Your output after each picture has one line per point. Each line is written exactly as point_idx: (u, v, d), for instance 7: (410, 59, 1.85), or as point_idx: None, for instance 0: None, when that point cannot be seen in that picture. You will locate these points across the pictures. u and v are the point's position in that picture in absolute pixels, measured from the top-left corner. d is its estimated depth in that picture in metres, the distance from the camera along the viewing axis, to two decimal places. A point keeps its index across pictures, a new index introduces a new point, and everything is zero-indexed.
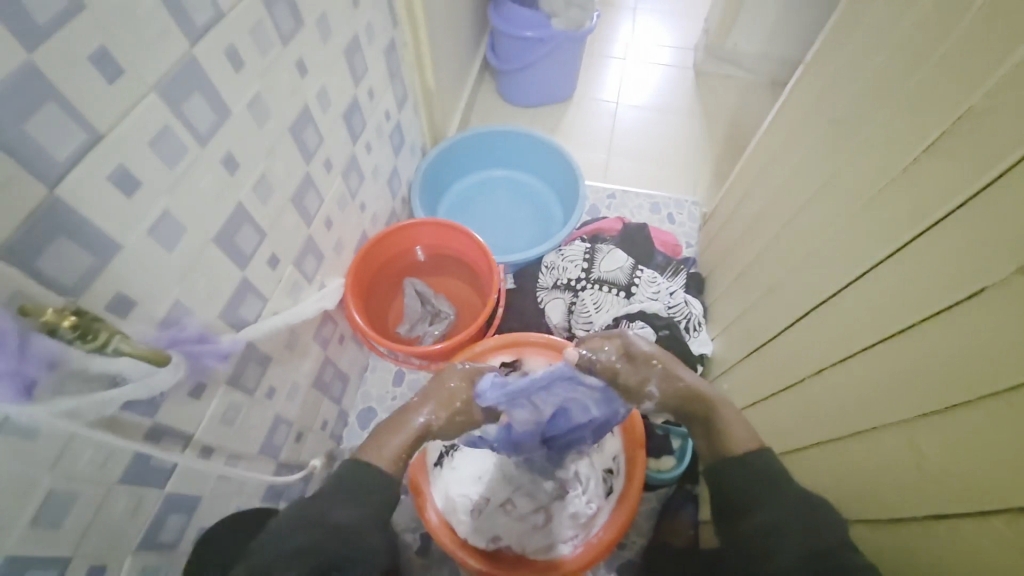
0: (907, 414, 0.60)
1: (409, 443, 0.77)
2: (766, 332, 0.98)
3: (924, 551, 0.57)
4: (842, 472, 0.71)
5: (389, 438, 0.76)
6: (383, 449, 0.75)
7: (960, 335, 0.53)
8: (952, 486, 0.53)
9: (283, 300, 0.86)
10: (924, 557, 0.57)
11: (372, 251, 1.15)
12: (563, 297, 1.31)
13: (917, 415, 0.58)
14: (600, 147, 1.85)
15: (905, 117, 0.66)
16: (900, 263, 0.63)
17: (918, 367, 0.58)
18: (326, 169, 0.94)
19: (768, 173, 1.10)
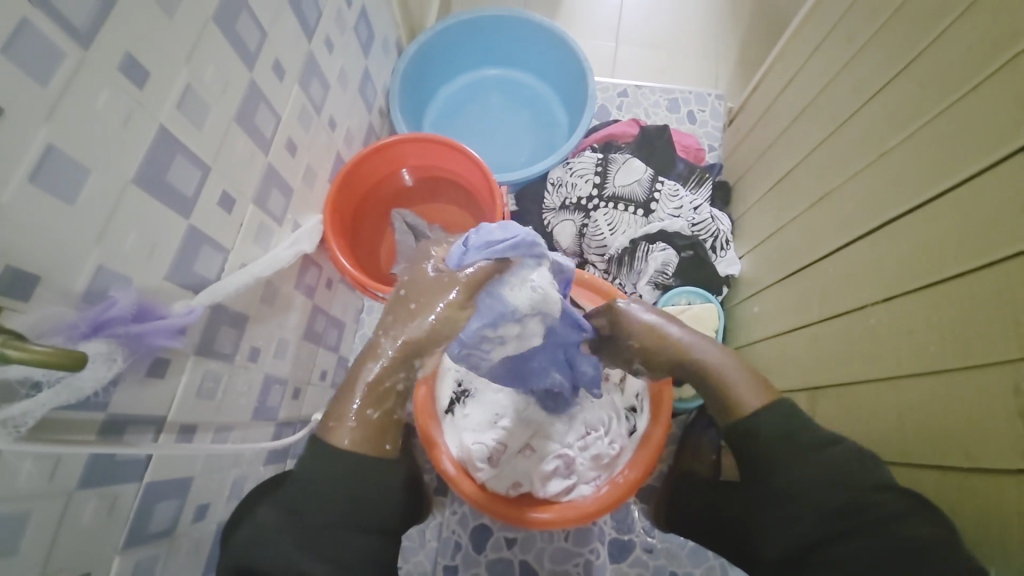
0: (1001, 354, 0.49)
1: (368, 397, 0.63)
2: (803, 253, 0.86)
3: (995, 502, 0.50)
4: (877, 412, 0.65)
5: (346, 395, 0.63)
6: (341, 413, 0.62)
7: None
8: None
9: (249, 249, 0.72)
10: (993, 508, 0.50)
11: (349, 178, 0.97)
12: (574, 219, 1.15)
13: (1013, 357, 0.48)
14: (609, 32, 1.55)
15: None
16: (1009, 173, 0.50)
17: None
18: (277, 76, 0.73)
19: (831, 51, 0.89)
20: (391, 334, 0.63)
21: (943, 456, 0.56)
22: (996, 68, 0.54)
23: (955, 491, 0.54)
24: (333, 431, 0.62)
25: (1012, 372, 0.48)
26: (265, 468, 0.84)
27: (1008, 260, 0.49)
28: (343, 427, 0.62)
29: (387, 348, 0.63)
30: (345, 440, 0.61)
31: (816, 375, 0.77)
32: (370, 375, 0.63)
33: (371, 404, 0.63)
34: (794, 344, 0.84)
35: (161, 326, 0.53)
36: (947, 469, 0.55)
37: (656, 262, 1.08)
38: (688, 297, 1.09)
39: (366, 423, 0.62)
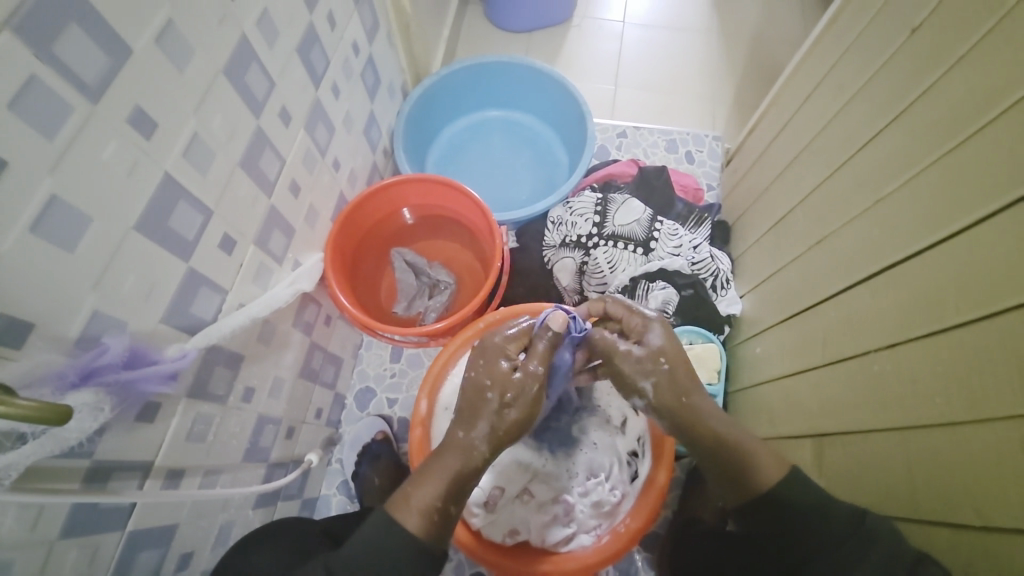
0: (1009, 407, 0.48)
1: (446, 491, 0.59)
2: (805, 294, 0.85)
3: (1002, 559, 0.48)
4: (887, 464, 0.62)
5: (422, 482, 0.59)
6: (414, 501, 0.58)
7: None
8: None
9: (248, 289, 0.72)
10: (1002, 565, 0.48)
11: (349, 218, 0.98)
12: (574, 257, 1.16)
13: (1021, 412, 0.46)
14: (607, 76, 1.61)
15: (1016, 50, 0.53)
16: (1008, 224, 0.50)
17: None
18: (283, 122, 0.76)
19: (824, 98, 0.91)
20: (471, 425, 0.62)
21: (953, 511, 0.53)
22: (987, 121, 0.56)
23: (969, 549, 0.52)
24: (401, 517, 0.57)
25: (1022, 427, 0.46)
26: (254, 513, 0.81)
27: (1010, 311, 0.48)
28: (414, 513, 0.57)
29: (476, 442, 0.61)
30: (416, 527, 0.57)
31: (821, 421, 0.75)
32: (452, 467, 0.60)
33: (455, 501, 0.60)
34: (799, 388, 0.82)
35: (154, 372, 0.53)
36: (960, 528, 0.53)
37: (656, 301, 1.09)
38: (688, 336, 1.09)
39: (443, 519, 0.58)
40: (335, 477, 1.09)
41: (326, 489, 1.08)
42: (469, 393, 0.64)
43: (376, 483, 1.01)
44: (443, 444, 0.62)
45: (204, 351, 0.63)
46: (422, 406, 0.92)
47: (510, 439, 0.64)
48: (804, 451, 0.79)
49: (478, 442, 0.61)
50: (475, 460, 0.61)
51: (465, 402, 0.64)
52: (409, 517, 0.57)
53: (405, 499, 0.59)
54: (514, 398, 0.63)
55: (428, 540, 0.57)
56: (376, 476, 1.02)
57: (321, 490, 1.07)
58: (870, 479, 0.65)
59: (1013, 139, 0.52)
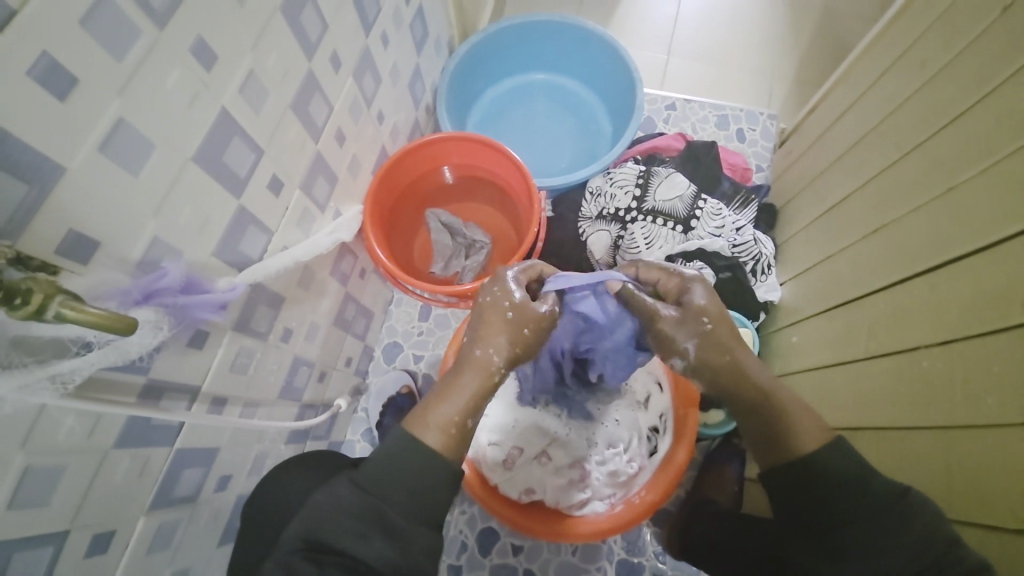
0: None
1: (467, 407, 0.60)
2: (854, 285, 0.81)
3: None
4: (922, 463, 0.60)
5: (441, 399, 0.61)
6: (434, 416, 0.59)
7: None
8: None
9: (292, 234, 0.74)
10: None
11: (389, 173, 0.98)
12: (609, 230, 1.14)
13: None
14: (661, 44, 1.53)
15: None
16: None
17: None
18: (334, 68, 0.75)
19: (902, 74, 0.84)
20: (491, 343, 0.62)
21: (986, 509, 0.52)
22: None
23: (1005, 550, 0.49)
24: (423, 432, 0.58)
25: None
26: (286, 447, 0.86)
27: None
28: (433, 428, 0.59)
29: (493, 358, 0.62)
30: (433, 443, 0.58)
31: (854, 414, 0.73)
32: (470, 386, 0.61)
33: (472, 416, 0.61)
34: (832, 380, 0.80)
35: (206, 299, 0.55)
36: (993, 527, 0.51)
37: None
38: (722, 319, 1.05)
39: (461, 432, 0.60)
40: (360, 424, 1.13)
41: (351, 435, 1.12)
42: (486, 313, 0.64)
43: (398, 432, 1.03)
44: (463, 363, 0.63)
45: (249, 288, 0.65)
46: (450, 361, 0.94)
47: (523, 357, 0.65)
48: None
49: (494, 357, 0.62)
50: (494, 376, 0.62)
51: (482, 319, 0.64)
52: (429, 432, 0.58)
53: (426, 412, 0.60)
54: (532, 322, 0.64)
55: (451, 456, 0.58)
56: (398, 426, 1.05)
57: (346, 436, 1.12)
58: (907, 475, 0.63)
59: None
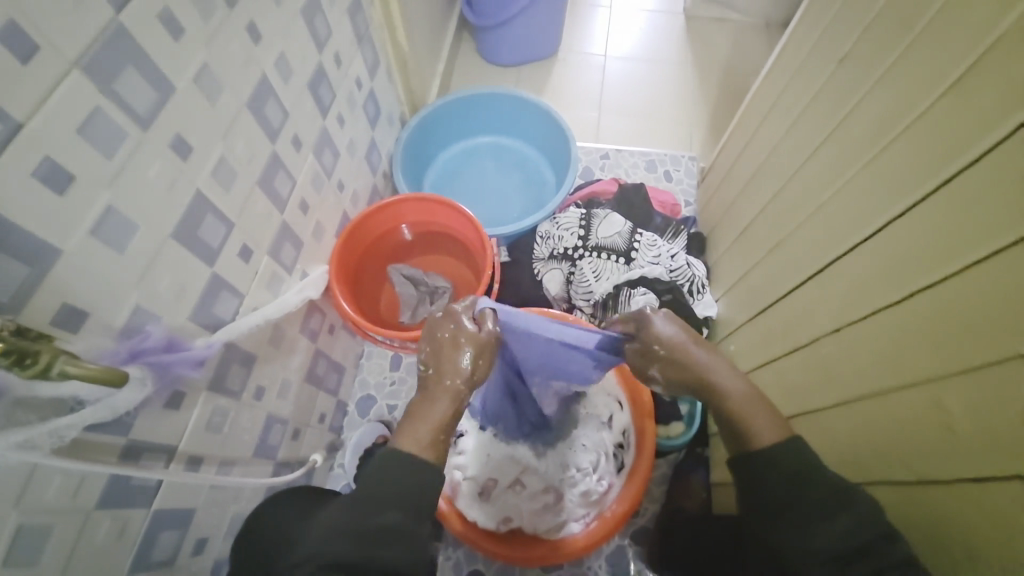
0: (936, 370, 0.53)
1: (445, 420, 0.65)
2: (771, 291, 0.92)
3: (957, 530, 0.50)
4: (845, 436, 0.67)
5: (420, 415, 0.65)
6: (420, 432, 0.64)
7: (963, 297, 0.50)
8: (968, 446, 0.49)
9: (263, 296, 0.81)
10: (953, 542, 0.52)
11: (354, 233, 1.08)
12: (561, 267, 1.26)
13: (938, 376, 0.52)
14: (591, 105, 1.74)
15: (920, 62, 0.60)
16: (929, 209, 0.57)
17: (946, 321, 0.52)
18: (295, 147, 0.86)
19: (776, 115, 1.00)
20: (454, 372, 0.67)
21: (889, 470, 0.59)
22: (902, 127, 0.62)
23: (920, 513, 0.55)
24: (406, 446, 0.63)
25: (938, 390, 0.52)
26: None
27: (937, 284, 0.54)
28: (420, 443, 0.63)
29: (461, 385, 0.67)
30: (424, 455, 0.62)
31: (788, 406, 0.81)
32: (445, 409, 0.66)
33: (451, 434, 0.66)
34: (767, 378, 0.88)
35: (185, 356, 0.60)
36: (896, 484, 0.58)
37: (638, 306, 1.17)
38: None
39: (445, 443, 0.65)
40: (337, 481, 1.14)
41: None
42: (443, 346, 0.70)
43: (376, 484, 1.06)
44: (433, 389, 0.67)
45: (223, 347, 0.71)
46: None
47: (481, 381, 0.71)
48: None
49: (463, 385, 0.67)
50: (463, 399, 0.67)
51: (434, 348, 0.70)
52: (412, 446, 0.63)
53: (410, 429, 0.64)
54: (483, 351, 0.70)
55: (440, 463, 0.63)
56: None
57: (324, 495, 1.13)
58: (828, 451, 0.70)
59: (927, 141, 0.58)
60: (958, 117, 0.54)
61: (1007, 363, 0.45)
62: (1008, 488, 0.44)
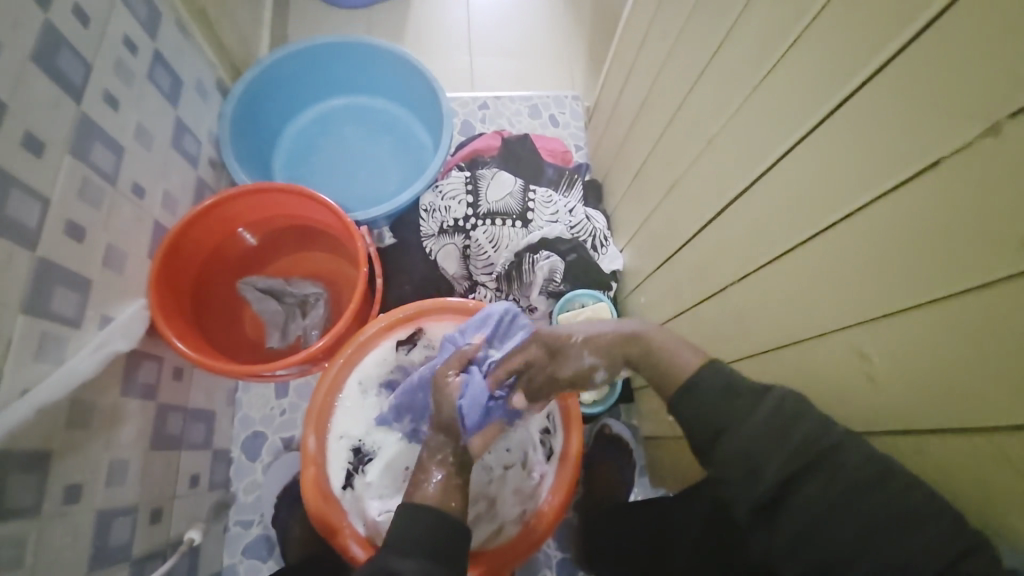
0: (852, 316, 0.51)
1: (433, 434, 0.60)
2: (675, 238, 0.87)
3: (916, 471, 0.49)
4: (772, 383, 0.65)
5: None
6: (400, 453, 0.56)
7: (877, 236, 0.47)
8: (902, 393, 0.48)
9: (33, 371, 0.58)
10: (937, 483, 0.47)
11: (174, 251, 0.83)
12: (455, 241, 1.11)
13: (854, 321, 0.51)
14: (459, 47, 1.53)
15: None
16: (818, 139, 0.52)
17: (857, 259, 0.49)
18: (27, 154, 0.60)
19: (652, 45, 0.91)
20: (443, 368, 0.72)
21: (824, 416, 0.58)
22: (783, 49, 0.56)
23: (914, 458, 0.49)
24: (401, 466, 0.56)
25: (862, 335, 0.50)
26: None
27: (846, 220, 0.50)
28: None
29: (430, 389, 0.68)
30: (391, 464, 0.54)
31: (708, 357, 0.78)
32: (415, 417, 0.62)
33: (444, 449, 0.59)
34: (686, 329, 0.86)
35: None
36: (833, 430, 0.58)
37: (543, 272, 1.08)
38: (581, 299, 1.09)
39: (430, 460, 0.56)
40: (238, 540, 0.97)
41: (231, 557, 0.96)
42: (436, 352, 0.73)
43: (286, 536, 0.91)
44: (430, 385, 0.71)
45: None
46: (311, 443, 0.80)
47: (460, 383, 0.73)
48: None
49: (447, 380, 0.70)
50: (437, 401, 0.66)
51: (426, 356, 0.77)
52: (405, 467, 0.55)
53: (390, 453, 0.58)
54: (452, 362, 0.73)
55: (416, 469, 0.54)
56: (295, 524, 0.92)
57: (224, 561, 0.95)
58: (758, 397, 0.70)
59: (810, 61, 0.52)
60: (840, 33, 0.48)
61: (940, 304, 0.42)
62: (967, 436, 0.43)
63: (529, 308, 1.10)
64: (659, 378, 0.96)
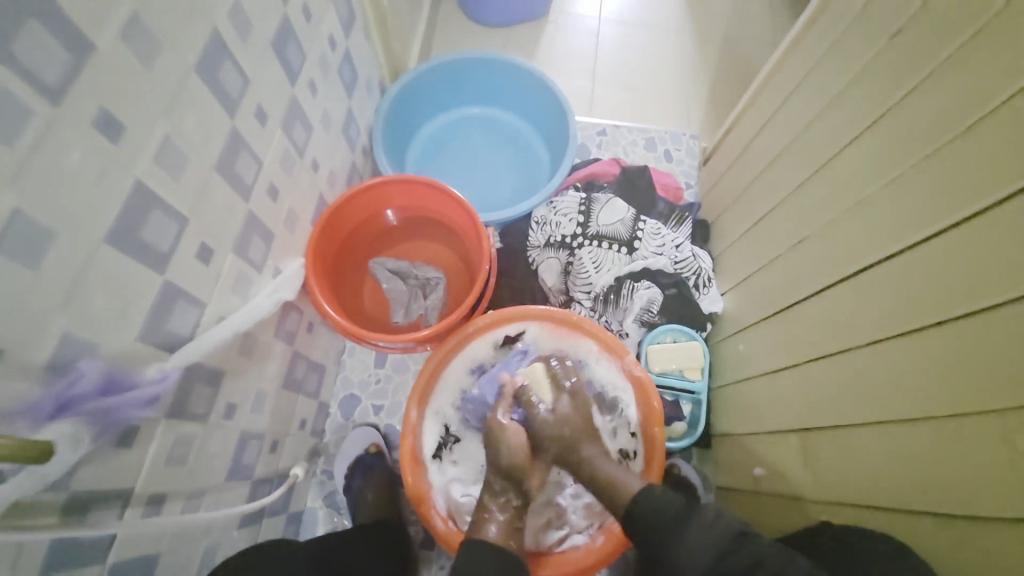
0: (995, 401, 0.50)
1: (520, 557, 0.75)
2: (791, 293, 0.86)
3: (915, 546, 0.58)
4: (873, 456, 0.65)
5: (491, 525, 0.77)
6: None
7: None
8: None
9: (228, 301, 0.68)
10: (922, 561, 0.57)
11: (332, 221, 0.95)
12: (558, 257, 1.16)
13: (999, 408, 0.50)
14: (586, 72, 1.59)
15: (1004, 48, 0.53)
16: (1004, 213, 0.51)
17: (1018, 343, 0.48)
18: (260, 122, 0.72)
19: (798, 101, 0.91)
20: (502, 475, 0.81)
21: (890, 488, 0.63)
22: (972, 123, 0.56)
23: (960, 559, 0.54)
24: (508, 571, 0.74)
25: (992, 425, 0.51)
26: (239, 533, 0.78)
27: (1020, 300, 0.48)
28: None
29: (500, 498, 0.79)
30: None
31: (809, 416, 0.77)
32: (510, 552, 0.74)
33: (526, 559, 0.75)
34: (783, 387, 0.85)
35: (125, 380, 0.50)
36: (922, 514, 0.57)
37: (641, 300, 1.11)
38: (673, 335, 1.10)
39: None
40: (322, 487, 1.07)
41: (312, 502, 1.06)
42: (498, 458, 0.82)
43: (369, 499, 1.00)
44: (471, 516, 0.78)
45: (190, 368, 0.61)
46: (413, 414, 0.88)
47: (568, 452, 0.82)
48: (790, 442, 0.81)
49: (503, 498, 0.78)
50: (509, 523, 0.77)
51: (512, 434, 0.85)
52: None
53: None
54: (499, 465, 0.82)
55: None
56: (369, 491, 1.01)
57: (306, 503, 1.05)
58: (860, 458, 0.67)
59: (1008, 138, 0.51)
60: None
61: None
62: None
63: (621, 333, 1.12)
64: (746, 430, 0.94)
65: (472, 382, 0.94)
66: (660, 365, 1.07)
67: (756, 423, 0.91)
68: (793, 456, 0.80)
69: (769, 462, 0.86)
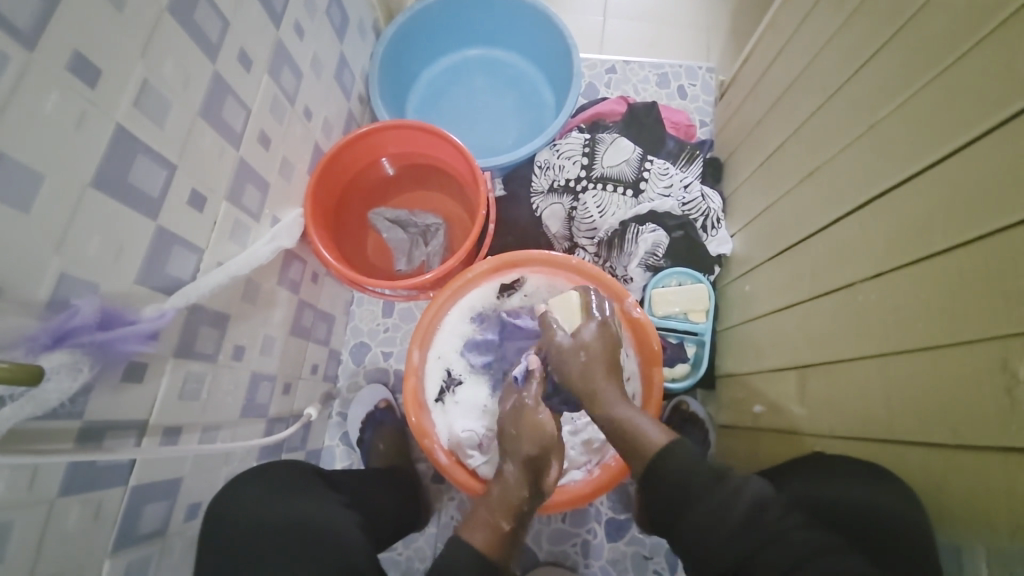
0: (986, 330, 0.48)
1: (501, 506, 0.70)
2: (797, 230, 0.83)
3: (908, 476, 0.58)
4: (869, 390, 0.64)
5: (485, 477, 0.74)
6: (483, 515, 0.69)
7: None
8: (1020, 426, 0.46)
9: (227, 248, 0.71)
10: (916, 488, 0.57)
11: (328, 169, 0.95)
12: (562, 201, 1.13)
13: (990, 335, 0.48)
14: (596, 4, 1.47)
15: None
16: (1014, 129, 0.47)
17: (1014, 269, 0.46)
18: (244, 67, 0.71)
19: (819, 19, 0.83)
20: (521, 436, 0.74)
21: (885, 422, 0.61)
22: (990, 30, 0.50)
23: (953, 491, 0.53)
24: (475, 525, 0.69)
25: (981, 354, 0.49)
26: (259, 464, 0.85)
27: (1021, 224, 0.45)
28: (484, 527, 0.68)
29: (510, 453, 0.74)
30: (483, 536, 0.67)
31: (810, 353, 0.76)
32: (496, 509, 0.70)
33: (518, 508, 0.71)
34: (787, 325, 0.83)
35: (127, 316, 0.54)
36: (917, 444, 0.57)
37: (646, 244, 1.08)
38: (678, 277, 1.08)
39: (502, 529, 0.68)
40: (337, 428, 1.13)
41: (329, 441, 1.13)
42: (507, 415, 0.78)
43: (380, 447, 1.05)
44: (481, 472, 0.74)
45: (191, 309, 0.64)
46: (415, 357, 0.91)
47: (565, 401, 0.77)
48: (790, 379, 0.81)
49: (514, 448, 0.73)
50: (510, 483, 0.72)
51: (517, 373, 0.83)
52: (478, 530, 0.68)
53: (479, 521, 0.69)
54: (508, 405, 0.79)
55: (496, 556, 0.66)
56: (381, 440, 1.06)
57: (324, 442, 1.12)
58: (854, 391, 0.66)
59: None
60: None
61: None
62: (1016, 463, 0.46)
63: (626, 278, 1.11)
64: (750, 369, 0.94)
65: (473, 327, 0.96)
66: (664, 308, 1.06)
67: (760, 361, 0.91)
68: (791, 393, 0.80)
69: (770, 399, 0.87)
